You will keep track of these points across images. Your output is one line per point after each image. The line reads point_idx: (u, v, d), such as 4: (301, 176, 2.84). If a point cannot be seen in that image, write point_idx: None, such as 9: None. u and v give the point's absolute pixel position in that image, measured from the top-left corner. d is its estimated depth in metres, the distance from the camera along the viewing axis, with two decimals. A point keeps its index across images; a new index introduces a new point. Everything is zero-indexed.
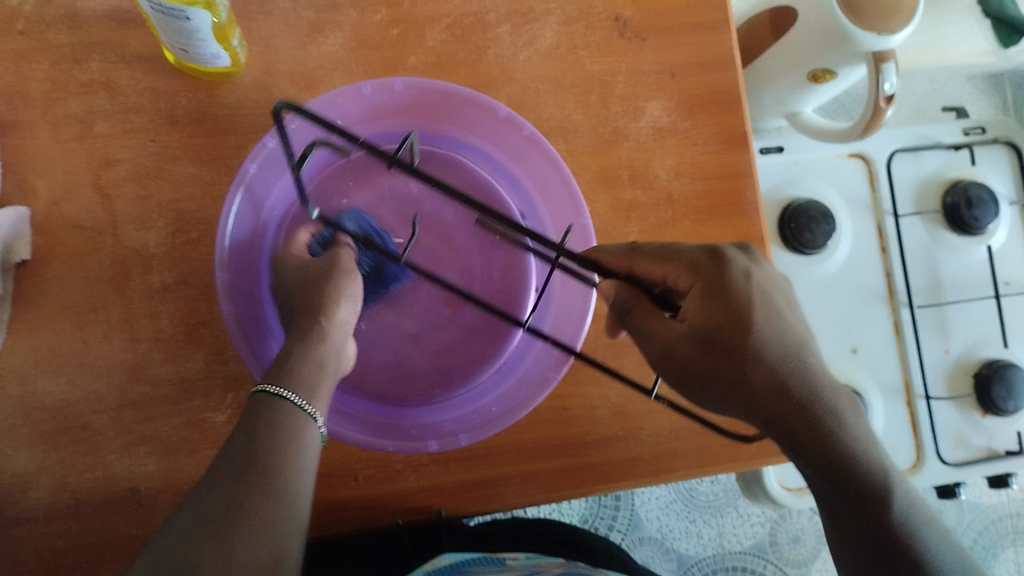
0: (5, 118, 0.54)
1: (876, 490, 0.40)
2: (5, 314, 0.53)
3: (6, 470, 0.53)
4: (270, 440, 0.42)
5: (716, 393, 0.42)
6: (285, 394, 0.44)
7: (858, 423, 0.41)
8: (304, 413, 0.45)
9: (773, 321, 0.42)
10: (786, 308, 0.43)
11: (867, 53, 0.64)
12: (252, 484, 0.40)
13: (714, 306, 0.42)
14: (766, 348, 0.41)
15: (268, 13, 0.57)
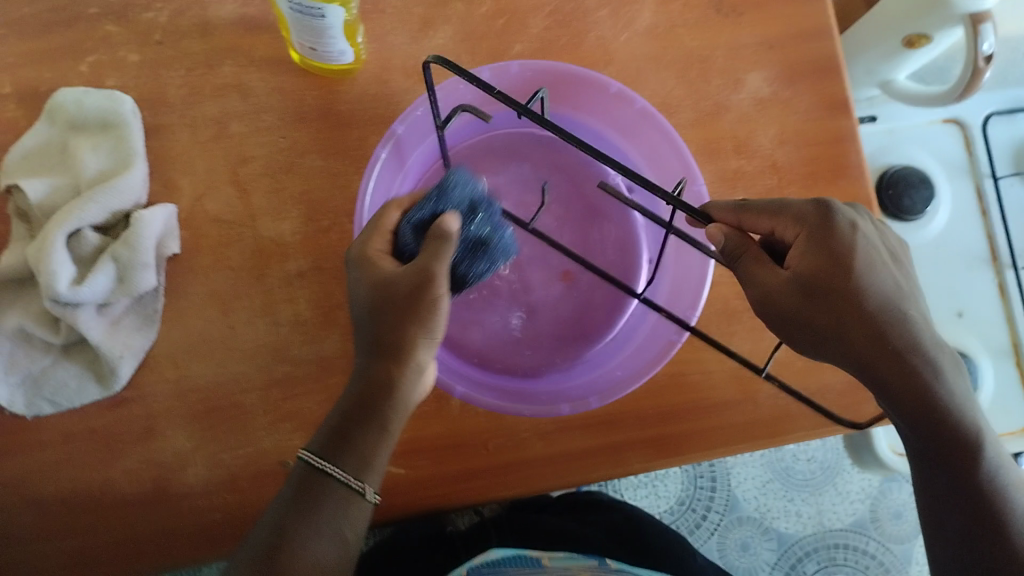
0: (149, 123, 0.59)
1: (967, 441, 0.44)
2: (159, 304, 0.57)
3: (164, 449, 0.56)
4: (299, 508, 0.43)
5: (817, 338, 0.45)
6: (325, 468, 0.44)
7: (959, 385, 0.45)
8: (346, 491, 0.44)
9: (876, 277, 0.45)
10: (887, 262, 0.46)
11: (963, 15, 0.65)
12: (278, 552, 0.42)
13: (817, 259, 0.45)
14: (866, 300, 0.44)
15: (381, 12, 0.60)
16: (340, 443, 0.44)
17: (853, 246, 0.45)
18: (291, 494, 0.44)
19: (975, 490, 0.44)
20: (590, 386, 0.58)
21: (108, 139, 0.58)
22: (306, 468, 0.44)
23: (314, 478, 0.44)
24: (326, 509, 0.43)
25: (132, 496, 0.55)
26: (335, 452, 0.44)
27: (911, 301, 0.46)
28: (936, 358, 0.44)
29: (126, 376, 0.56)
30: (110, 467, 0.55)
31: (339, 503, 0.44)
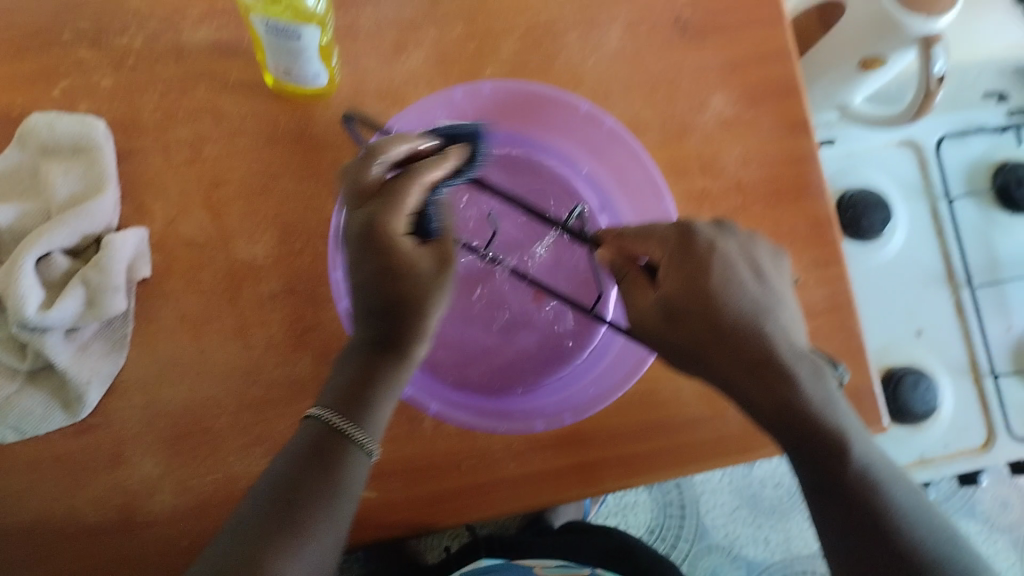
0: (120, 148, 0.59)
1: (831, 440, 0.45)
2: (129, 328, 0.56)
3: (133, 476, 0.55)
4: (320, 468, 0.45)
5: (687, 356, 0.49)
6: (328, 420, 0.46)
7: (815, 389, 0.46)
8: (341, 433, 0.46)
9: (734, 294, 0.48)
10: (748, 277, 0.49)
11: (916, 39, 0.67)
12: (284, 517, 0.43)
13: (678, 282, 0.49)
14: (723, 317, 0.47)
15: (354, 37, 0.61)
16: (354, 404, 0.47)
17: (710, 265, 0.48)
18: (305, 452, 0.45)
19: (842, 488, 0.44)
20: (565, 403, 0.59)
21: (81, 164, 0.57)
22: (320, 427, 0.46)
23: (328, 436, 0.46)
24: (346, 476, 0.45)
25: (99, 524, 0.54)
26: (350, 412, 0.46)
27: (774, 315, 0.48)
28: (795, 365, 0.46)
29: (94, 401, 0.55)
30: (76, 496, 0.54)
31: (355, 472, 0.46)
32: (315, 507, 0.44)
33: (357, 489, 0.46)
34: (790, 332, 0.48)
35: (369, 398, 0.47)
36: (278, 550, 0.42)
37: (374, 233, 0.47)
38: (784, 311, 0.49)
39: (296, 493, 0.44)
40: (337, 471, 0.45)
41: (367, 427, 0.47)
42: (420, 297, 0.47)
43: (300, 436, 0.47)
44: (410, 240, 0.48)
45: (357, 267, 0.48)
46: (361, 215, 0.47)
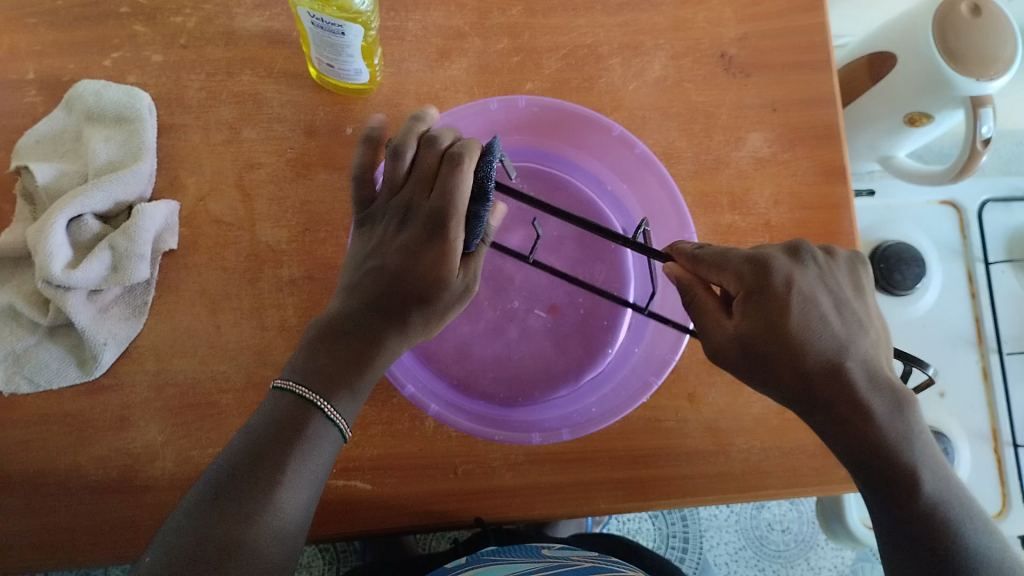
0: (162, 122, 0.60)
1: (905, 475, 0.42)
2: (150, 296, 0.58)
3: (136, 440, 0.56)
4: (293, 438, 0.41)
5: (765, 382, 0.45)
6: (297, 389, 0.43)
7: (892, 424, 0.43)
8: (325, 418, 0.43)
9: (812, 332, 0.43)
10: (828, 310, 0.44)
11: (964, 98, 0.66)
12: (251, 482, 0.39)
13: (753, 321, 0.44)
14: (802, 361, 0.43)
15: (401, 39, 0.62)
16: (336, 385, 0.44)
17: (790, 303, 0.43)
18: (278, 420, 0.42)
19: (916, 521, 0.42)
20: (564, 418, 0.58)
21: (122, 132, 0.59)
22: (295, 400, 0.42)
23: (308, 414, 0.42)
24: (316, 447, 0.42)
25: (97, 482, 0.55)
26: (333, 390, 0.43)
27: (854, 346, 0.44)
28: (874, 403, 0.43)
29: (108, 362, 0.57)
30: (80, 453, 0.56)
31: (325, 442, 0.42)
32: (293, 480, 0.40)
33: (320, 467, 0.42)
34: (873, 360, 0.44)
35: (356, 359, 0.45)
36: (256, 523, 0.38)
37: (418, 212, 0.48)
38: (865, 340, 0.45)
39: (274, 462, 0.40)
40: (305, 443, 0.41)
41: (341, 403, 0.43)
42: (440, 294, 0.47)
43: (269, 409, 0.43)
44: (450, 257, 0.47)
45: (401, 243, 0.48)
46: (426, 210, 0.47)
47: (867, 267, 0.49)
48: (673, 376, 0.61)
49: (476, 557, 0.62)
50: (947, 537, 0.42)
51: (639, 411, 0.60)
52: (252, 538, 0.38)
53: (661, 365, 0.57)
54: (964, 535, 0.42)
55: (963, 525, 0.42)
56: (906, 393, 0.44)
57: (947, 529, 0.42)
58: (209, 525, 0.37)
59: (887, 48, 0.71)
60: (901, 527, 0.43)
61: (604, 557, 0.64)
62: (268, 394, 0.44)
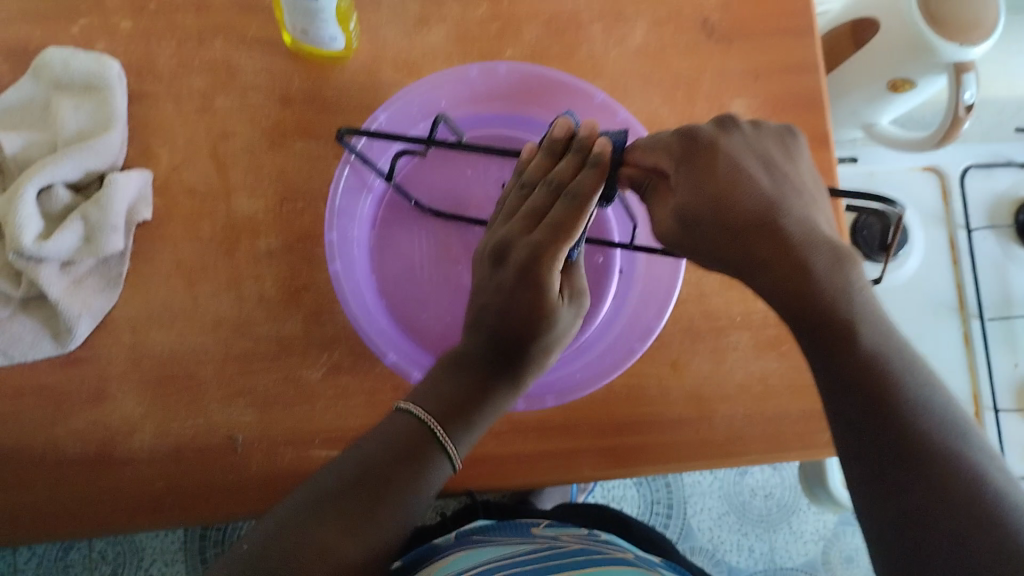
0: (133, 89, 0.59)
1: (837, 323, 0.41)
2: (125, 268, 0.57)
3: (114, 413, 0.55)
4: (411, 467, 0.44)
5: (714, 244, 0.44)
6: (432, 424, 0.46)
7: (835, 279, 0.42)
8: (444, 452, 0.46)
9: (739, 195, 0.44)
10: (755, 171, 0.45)
11: (947, 64, 0.66)
12: (353, 511, 0.42)
13: (687, 186, 0.45)
14: (735, 217, 0.44)
15: (377, 4, 0.61)
16: (457, 417, 0.47)
17: (721, 158, 0.45)
18: (400, 450, 0.45)
19: (848, 373, 0.40)
20: (548, 384, 0.58)
21: (91, 101, 0.58)
22: (416, 425, 0.46)
23: (427, 442, 0.45)
24: (431, 478, 0.45)
25: (75, 457, 0.55)
26: (452, 423, 0.46)
27: (787, 206, 0.44)
28: (811, 252, 0.42)
29: (83, 335, 0.55)
30: (57, 427, 0.55)
31: (436, 479, 0.45)
32: (388, 519, 0.43)
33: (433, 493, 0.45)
34: (806, 216, 0.44)
35: (472, 414, 0.47)
36: (352, 535, 0.41)
37: (512, 250, 0.47)
38: (798, 201, 0.45)
39: (383, 490, 0.43)
40: (424, 477, 0.45)
41: (458, 435, 0.46)
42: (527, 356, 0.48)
43: (388, 426, 0.47)
44: (563, 312, 0.49)
45: (483, 275, 0.49)
46: (526, 245, 0.46)
47: (800, 136, 0.49)
48: (654, 345, 0.61)
49: (464, 536, 0.64)
50: (888, 399, 0.39)
51: (622, 380, 0.60)
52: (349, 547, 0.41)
53: (647, 332, 0.57)
54: (912, 392, 0.39)
55: (909, 381, 0.39)
56: (844, 247, 0.43)
57: (886, 382, 0.39)
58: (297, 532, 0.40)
59: (872, 14, 0.69)
60: (839, 383, 0.41)
61: (594, 534, 0.64)
62: (392, 411, 0.48)
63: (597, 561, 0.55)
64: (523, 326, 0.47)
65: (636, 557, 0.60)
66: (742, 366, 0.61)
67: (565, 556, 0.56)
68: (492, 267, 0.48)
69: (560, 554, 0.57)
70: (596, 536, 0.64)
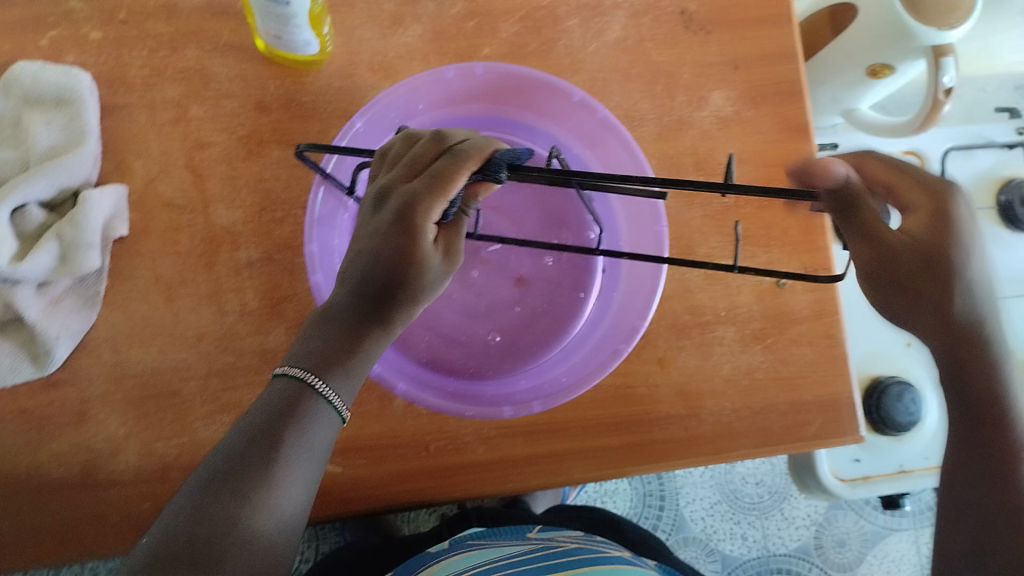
0: (104, 102, 0.58)
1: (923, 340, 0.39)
2: (102, 285, 0.56)
3: (97, 433, 0.54)
4: (298, 423, 0.41)
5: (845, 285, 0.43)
6: (301, 375, 0.42)
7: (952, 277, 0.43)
8: (325, 402, 0.42)
9: (884, 236, 0.42)
10: (886, 236, 0.42)
11: (925, 48, 0.66)
12: (211, 490, 0.39)
13: (866, 244, 0.42)
14: (869, 255, 0.43)
15: (351, 6, 0.60)
16: (333, 367, 0.42)
17: (876, 225, 0.42)
18: (277, 407, 0.41)
19: None
20: (535, 388, 0.58)
21: (63, 115, 0.57)
22: (292, 382, 0.42)
23: (304, 393, 0.42)
24: (314, 428, 0.42)
25: (58, 480, 0.54)
26: (329, 371, 0.42)
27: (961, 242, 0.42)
28: (935, 259, 0.42)
29: (61, 357, 0.55)
30: (40, 450, 0.54)
31: (323, 424, 0.42)
32: (287, 479, 0.40)
33: (322, 446, 0.42)
34: (939, 250, 0.42)
35: (342, 359, 0.42)
36: (250, 501, 0.39)
37: (391, 196, 0.42)
38: (926, 241, 0.42)
39: (275, 449, 0.40)
40: (307, 429, 0.41)
41: (338, 383, 0.42)
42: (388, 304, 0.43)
43: (268, 392, 0.42)
44: (433, 258, 0.43)
45: (359, 221, 0.44)
46: (402, 192, 0.42)
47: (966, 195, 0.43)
48: (642, 342, 0.60)
49: (461, 542, 0.63)
50: None
51: (610, 378, 0.59)
52: (249, 522, 0.38)
53: (630, 331, 0.56)
54: None
55: None
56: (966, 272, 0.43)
57: None
58: (198, 522, 0.38)
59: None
60: None
61: (589, 535, 0.64)
62: (273, 375, 0.43)
63: (593, 560, 0.55)
64: (398, 257, 0.42)
65: (632, 557, 0.60)
66: (730, 359, 0.60)
67: (563, 556, 0.56)
68: (371, 210, 0.43)
69: (556, 554, 0.56)
70: (594, 538, 0.64)
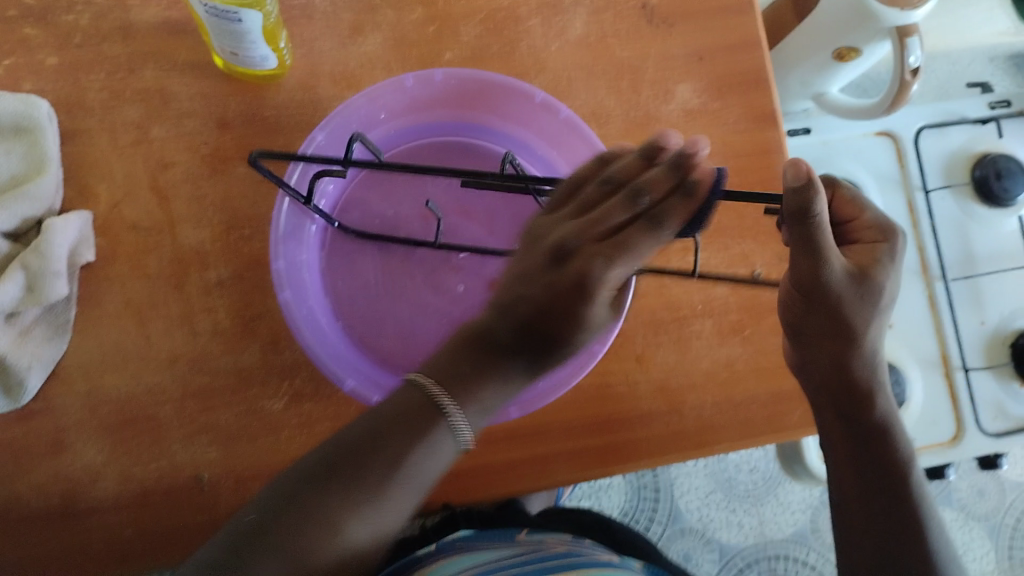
0: (64, 127, 0.57)
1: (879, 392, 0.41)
2: (71, 312, 0.55)
3: (74, 462, 0.54)
4: (415, 439, 0.41)
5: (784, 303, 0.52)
6: (430, 395, 0.41)
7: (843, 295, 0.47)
8: (447, 426, 0.41)
9: (809, 277, 0.47)
10: (824, 268, 0.46)
11: (890, 29, 0.66)
12: (324, 492, 0.40)
13: (803, 267, 0.46)
14: (792, 297, 0.51)
15: (310, 17, 0.59)
16: (464, 394, 0.41)
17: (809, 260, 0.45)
18: (402, 414, 0.41)
19: None
20: None
21: (22, 144, 0.56)
22: (423, 402, 0.41)
23: (433, 415, 0.41)
24: (433, 454, 0.41)
25: (38, 511, 0.53)
26: (466, 398, 0.41)
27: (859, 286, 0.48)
28: (845, 328, 0.50)
29: (35, 387, 0.54)
30: (19, 481, 0.53)
31: (443, 452, 0.41)
32: (396, 491, 0.41)
33: (433, 472, 0.42)
34: (847, 301, 0.48)
35: (474, 391, 0.41)
36: (349, 517, 0.39)
37: (574, 256, 0.41)
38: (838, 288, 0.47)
39: (397, 468, 0.40)
40: (418, 451, 0.41)
41: (473, 417, 0.42)
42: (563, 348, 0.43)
43: (399, 396, 0.42)
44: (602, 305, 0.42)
45: (529, 264, 0.43)
46: (587, 258, 0.41)
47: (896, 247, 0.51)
48: (620, 340, 0.60)
49: (448, 544, 0.61)
50: None
51: (590, 378, 0.59)
52: (346, 533, 0.39)
53: (605, 331, 0.56)
54: None
55: None
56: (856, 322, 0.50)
57: None
58: (285, 527, 0.39)
59: None
60: None
61: (578, 539, 0.64)
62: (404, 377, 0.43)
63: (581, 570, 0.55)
64: (567, 315, 0.41)
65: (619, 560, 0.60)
66: (710, 352, 0.60)
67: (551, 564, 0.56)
68: (547, 266, 0.42)
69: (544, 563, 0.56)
70: (582, 540, 0.63)
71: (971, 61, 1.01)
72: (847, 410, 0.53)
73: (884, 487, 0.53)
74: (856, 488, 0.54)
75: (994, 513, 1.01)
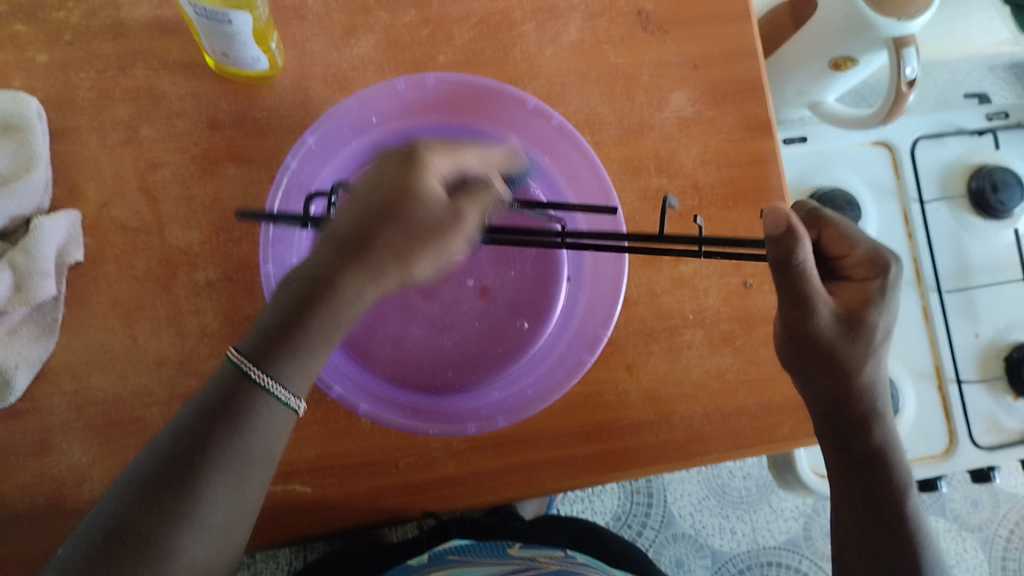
0: (54, 126, 0.57)
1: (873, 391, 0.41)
2: (59, 312, 0.55)
3: (60, 462, 0.54)
4: (233, 418, 0.41)
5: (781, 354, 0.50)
6: (248, 367, 0.42)
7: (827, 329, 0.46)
8: (266, 394, 0.42)
9: (795, 322, 0.47)
10: (814, 312, 0.45)
11: (886, 39, 0.65)
12: (186, 460, 0.40)
13: (792, 311, 0.45)
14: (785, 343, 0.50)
15: (303, 18, 0.59)
16: (272, 355, 0.42)
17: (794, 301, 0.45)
18: (222, 396, 0.42)
19: None
20: (500, 403, 0.58)
21: (11, 141, 0.56)
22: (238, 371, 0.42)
23: (251, 387, 0.42)
24: (253, 430, 0.42)
25: (23, 512, 0.53)
26: (269, 362, 0.42)
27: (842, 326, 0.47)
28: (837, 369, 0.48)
29: (23, 386, 0.53)
30: (5, 481, 0.53)
31: (269, 424, 0.43)
32: (226, 466, 0.41)
33: (265, 448, 0.43)
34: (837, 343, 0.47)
35: (281, 351, 0.42)
36: (196, 495, 0.40)
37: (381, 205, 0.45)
38: (827, 327, 0.46)
39: (225, 445, 0.41)
40: (248, 422, 0.42)
41: (281, 376, 0.42)
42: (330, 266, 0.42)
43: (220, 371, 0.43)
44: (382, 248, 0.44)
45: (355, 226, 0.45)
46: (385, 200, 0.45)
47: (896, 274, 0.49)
48: (610, 348, 0.60)
49: (439, 557, 0.62)
50: None
51: (579, 386, 0.59)
52: (186, 517, 0.39)
53: (593, 341, 0.57)
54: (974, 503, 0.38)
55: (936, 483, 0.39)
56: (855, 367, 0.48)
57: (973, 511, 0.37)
58: (172, 492, 0.40)
59: None
60: None
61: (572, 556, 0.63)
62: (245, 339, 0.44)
63: None
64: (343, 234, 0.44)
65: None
66: (700, 362, 0.60)
67: None
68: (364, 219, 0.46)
69: None
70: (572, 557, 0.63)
71: (970, 70, 1.01)
72: (846, 435, 0.51)
73: (879, 510, 0.52)
74: (847, 499, 0.53)
75: (987, 523, 1.01)
